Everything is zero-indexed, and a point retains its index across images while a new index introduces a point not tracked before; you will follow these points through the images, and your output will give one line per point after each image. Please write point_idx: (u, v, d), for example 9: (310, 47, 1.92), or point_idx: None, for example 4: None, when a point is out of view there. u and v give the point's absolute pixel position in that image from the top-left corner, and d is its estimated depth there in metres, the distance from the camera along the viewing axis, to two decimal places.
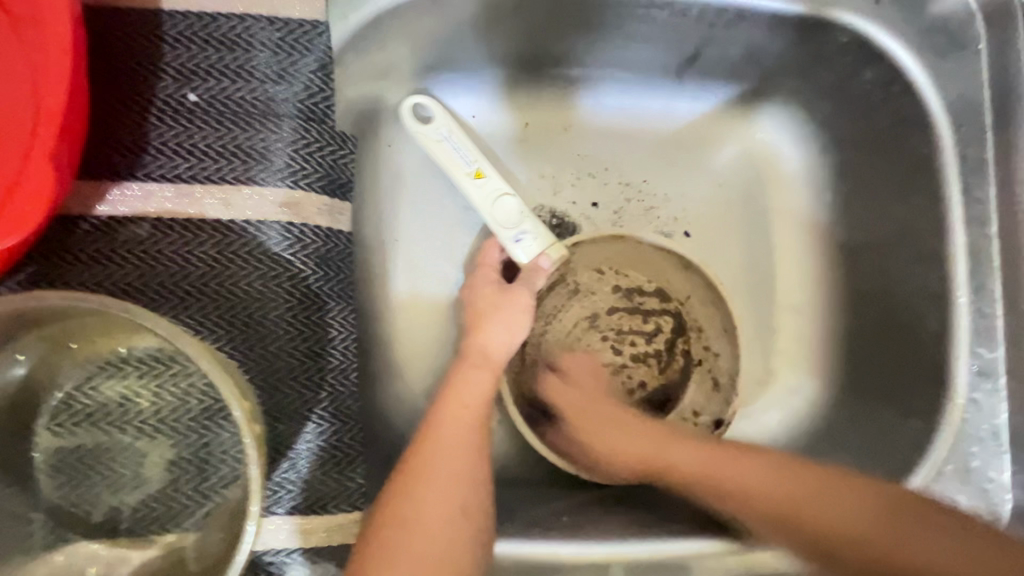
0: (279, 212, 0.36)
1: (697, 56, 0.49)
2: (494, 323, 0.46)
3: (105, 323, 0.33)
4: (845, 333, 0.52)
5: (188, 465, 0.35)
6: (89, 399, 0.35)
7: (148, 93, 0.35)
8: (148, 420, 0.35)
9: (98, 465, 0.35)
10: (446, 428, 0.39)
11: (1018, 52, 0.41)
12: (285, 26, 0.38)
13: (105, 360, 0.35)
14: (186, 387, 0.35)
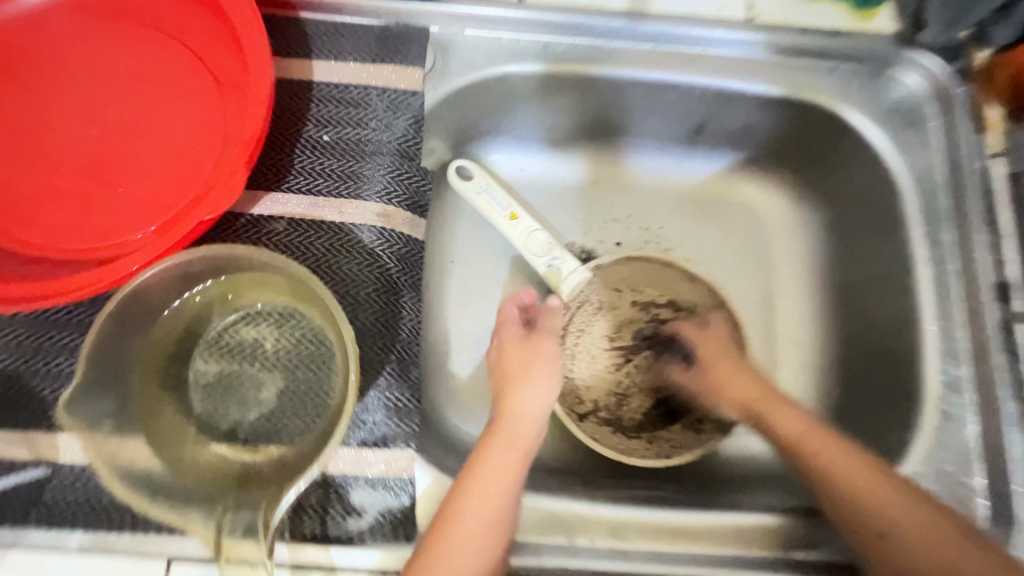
0: (375, 221, 0.49)
1: (702, 128, 0.61)
2: (525, 390, 0.49)
3: (258, 277, 0.43)
4: (838, 363, 0.58)
5: (298, 394, 0.44)
6: (231, 337, 0.45)
7: (295, 133, 0.50)
8: (271, 357, 0.45)
9: (231, 388, 0.44)
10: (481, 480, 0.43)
11: (959, 134, 0.52)
12: (393, 92, 0.52)
13: (247, 309, 0.45)
14: (302, 335, 0.45)
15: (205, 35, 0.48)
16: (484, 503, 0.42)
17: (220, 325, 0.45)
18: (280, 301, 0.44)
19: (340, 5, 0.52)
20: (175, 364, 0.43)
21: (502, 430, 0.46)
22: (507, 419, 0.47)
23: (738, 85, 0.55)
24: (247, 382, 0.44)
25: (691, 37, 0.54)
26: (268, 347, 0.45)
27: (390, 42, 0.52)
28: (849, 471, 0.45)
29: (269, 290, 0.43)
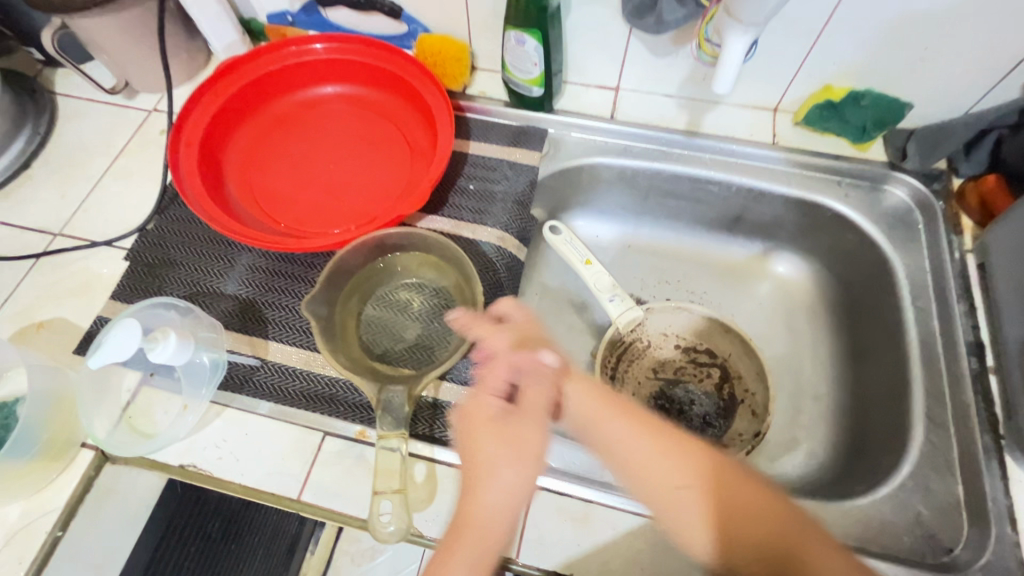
0: (495, 241, 0.71)
1: (739, 217, 0.80)
2: (490, 484, 0.43)
3: (423, 256, 0.66)
4: (849, 410, 0.69)
5: (428, 338, 0.64)
6: (392, 295, 0.66)
7: (452, 183, 0.76)
8: (415, 311, 0.65)
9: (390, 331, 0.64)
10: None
11: (936, 235, 0.68)
12: (516, 165, 0.77)
13: (406, 279, 0.67)
14: (437, 300, 0.66)
15: (411, 119, 0.77)
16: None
17: (385, 289, 0.66)
18: (431, 277, 0.67)
19: (492, 110, 0.81)
20: (354, 301, 0.64)
21: (467, 537, 0.43)
22: (467, 523, 0.43)
23: (766, 184, 0.75)
24: (398, 329, 0.65)
25: (730, 151, 0.77)
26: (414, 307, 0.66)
27: (521, 135, 0.79)
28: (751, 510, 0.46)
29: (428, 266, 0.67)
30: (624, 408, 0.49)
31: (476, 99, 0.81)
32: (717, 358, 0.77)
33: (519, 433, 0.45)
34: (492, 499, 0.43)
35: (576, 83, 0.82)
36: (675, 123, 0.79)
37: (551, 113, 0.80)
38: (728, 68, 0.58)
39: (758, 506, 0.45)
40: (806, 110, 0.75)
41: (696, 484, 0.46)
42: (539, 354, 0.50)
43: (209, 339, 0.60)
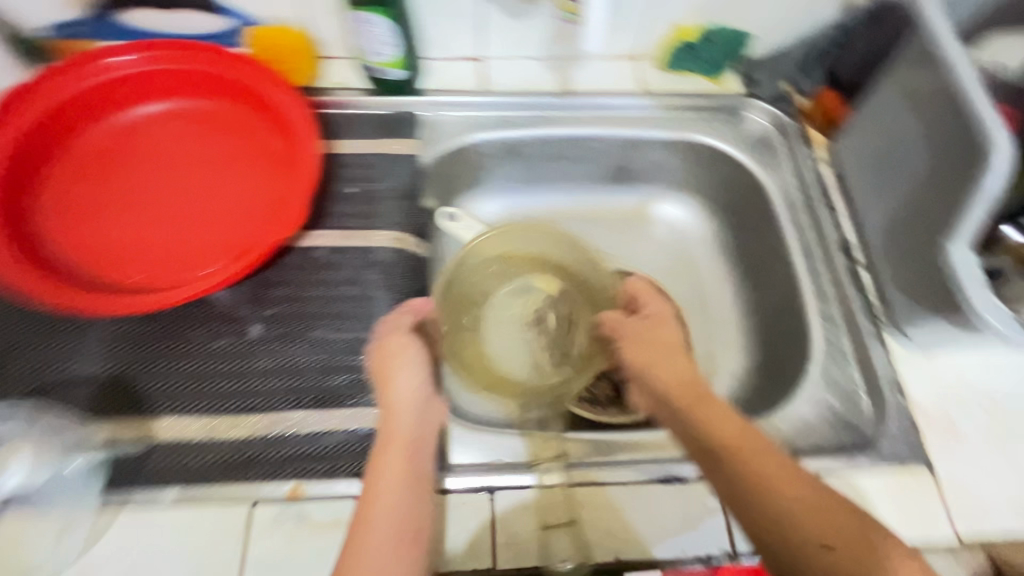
0: (393, 243, 0.66)
1: (625, 168, 0.81)
2: (399, 387, 0.52)
3: (541, 260, 0.75)
4: (755, 328, 0.75)
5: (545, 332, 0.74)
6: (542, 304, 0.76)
7: (330, 191, 0.68)
8: (540, 313, 0.75)
9: (534, 335, 0.74)
10: (383, 527, 0.44)
11: (794, 152, 0.75)
12: (396, 158, 0.71)
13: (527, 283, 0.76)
14: (551, 302, 0.75)
15: (261, 127, 0.67)
16: (400, 543, 0.44)
17: (473, 306, 0.73)
18: (528, 278, 0.76)
19: (352, 100, 0.73)
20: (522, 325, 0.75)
21: (390, 459, 0.48)
22: (388, 440, 0.49)
23: (643, 132, 0.77)
24: (550, 330, 0.73)
25: (604, 104, 0.77)
26: (569, 313, 0.74)
27: (393, 124, 0.73)
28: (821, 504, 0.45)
29: (501, 266, 0.75)
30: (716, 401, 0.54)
31: (333, 92, 0.73)
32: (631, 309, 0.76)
33: (390, 371, 0.53)
34: (398, 446, 0.49)
35: (436, 58, 0.77)
36: (546, 85, 0.77)
37: (419, 95, 0.75)
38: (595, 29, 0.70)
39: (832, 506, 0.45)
40: (664, 53, 0.77)
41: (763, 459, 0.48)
42: (651, 367, 0.61)
43: (77, 440, 0.51)
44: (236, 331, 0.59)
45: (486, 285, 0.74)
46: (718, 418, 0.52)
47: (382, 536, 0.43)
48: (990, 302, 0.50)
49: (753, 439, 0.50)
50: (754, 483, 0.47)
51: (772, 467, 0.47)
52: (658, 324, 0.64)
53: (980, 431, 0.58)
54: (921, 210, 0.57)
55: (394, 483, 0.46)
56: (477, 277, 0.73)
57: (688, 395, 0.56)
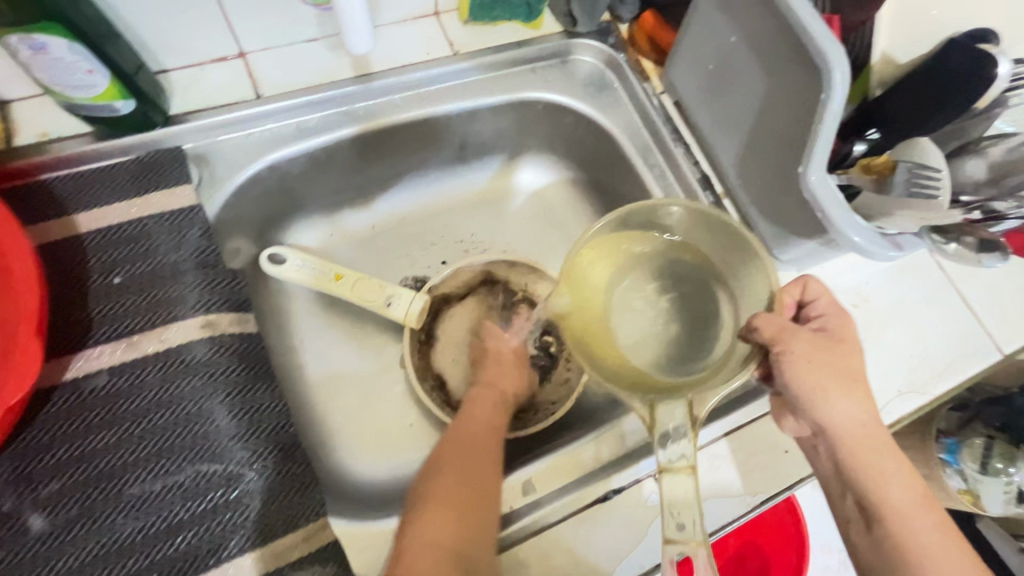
0: (202, 332, 0.50)
1: (465, 146, 0.71)
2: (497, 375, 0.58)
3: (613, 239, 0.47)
4: None
5: (648, 329, 0.47)
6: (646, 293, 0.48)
7: (84, 289, 0.49)
8: (630, 312, 0.47)
9: (625, 345, 0.45)
10: (472, 456, 0.48)
11: (631, 87, 0.69)
12: (170, 216, 0.53)
13: (618, 260, 0.48)
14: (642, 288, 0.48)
15: None
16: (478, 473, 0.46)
17: (613, 308, 0.47)
18: (625, 252, 0.48)
19: (74, 154, 0.52)
20: (633, 326, 0.47)
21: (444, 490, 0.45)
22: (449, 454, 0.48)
23: (472, 104, 0.66)
24: (656, 332, 0.47)
25: (417, 80, 0.64)
26: (668, 314, 0.48)
27: (146, 172, 0.54)
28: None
29: (601, 246, 0.47)
30: (887, 444, 0.40)
31: (39, 148, 0.52)
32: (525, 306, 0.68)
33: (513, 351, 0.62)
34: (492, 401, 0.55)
35: (177, 66, 0.57)
36: (338, 71, 0.62)
37: (172, 123, 0.55)
38: (355, 19, 0.53)
39: None
40: (466, 4, 0.65)
41: (921, 525, 0.38)
42: (829, 399, 0.40)
43: None
44: (5, 535, 0.42)
45: (625, 273, 0.48)
46: (890, 477, 0.39)
47: (464, 461, 0.47)
48: (857, 226, 0.47)
49: (920, 512, 0.39)
50: (900, 552, 0.38)
51: (936, 539, 0.38)
52: (842, 317, 0.45)
53: (858, 329, 0.60)
54: (768, 138, 0.54)
55: (481, 432, 0.51)
56: (589, 269, 0.46)
57: (870, 435, 0.40)
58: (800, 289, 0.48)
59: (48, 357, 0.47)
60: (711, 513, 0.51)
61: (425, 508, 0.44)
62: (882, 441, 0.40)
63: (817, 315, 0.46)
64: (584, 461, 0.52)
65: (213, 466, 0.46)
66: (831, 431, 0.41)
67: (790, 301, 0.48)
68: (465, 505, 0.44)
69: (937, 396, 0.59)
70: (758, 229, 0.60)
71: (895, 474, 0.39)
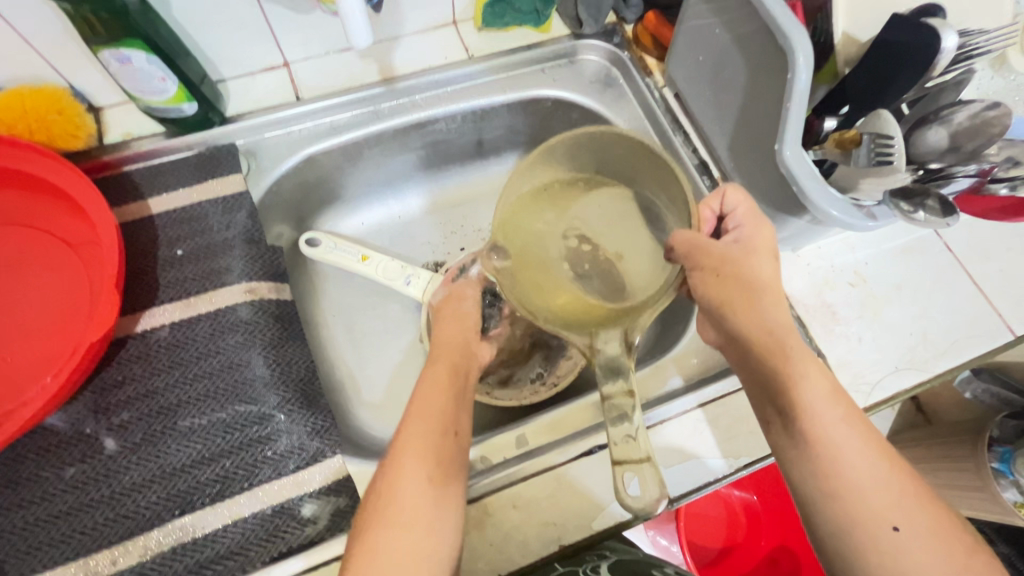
0: (245, 296, 0.59)
1: (482, 141, 0.77)
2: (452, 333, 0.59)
3: (533, 189, 0.54)
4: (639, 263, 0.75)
5: (590, 262, 0.54)
6: (579, 233, 0.56)
7: (153, 258, 0.59)
8: (569, 250, 0.55)
9: (572, 276, 0.53)
10: (415, 464, 0.46)
11: (635, 82, 0.73)
12: (224, 200, 0.63)
13: (546, 206, 0.55)
14: (573, 229, 0.56)
15: (45, 210, 0.57)
16: (421, 484, 0.45)
17: (557, 248, 0.54)
18: (551, 199, 0.55)
19: (150, 150, 0.63)
20: (577, 263, 0.54)
21: (407, 459, 0.46)
22: (410, 421, 0.49)
23: (485, 102, 0.73)
24: (596, 263, 0.54)
25: (435, 81, 0.71)
26: (606, 248, 0.55)
27: (206, 164, 0.64)
28: (868, 470, 0.42)
29: (529, 195, 0.54)
30: (804, 351, 0.45)
31: (123, 145, 0.63)
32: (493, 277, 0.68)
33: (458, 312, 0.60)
34: (435, 388, 0.51)
35: (233, 76, 0.67)
36: (367, 76, 0.70)
37: (226, 123, 0.65)
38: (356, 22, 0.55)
39: (877, 472, 0.42)
40: (480, 13, 0.72)
41: (831, 420, 0.43)
42: (731, 309, 0.48)
43: None
44: (87, 452, 0.51)
45: (561, 215, 0.55)
46: (802, 376, 0.44)
47: (406, 474, 0.45)
48: (833, 200, 0.49)
49: (830, 408, 0.43)
50: (809, 442, 0.43)
51: (842, 430, 0.43)
52: (756, 226, 0.51)
53: (855, 306, 0.61)
54: (752, 120, 0.57)
55: (424, 430, 0.48)
56: (523, 210, 0.53)
57: (769, 340, 0.46)
58: (719, 200, 0.53)
59: (125, 313, 0.57)
60: (695, 473, 0.54)
61: (373, 528, 0.44)
62: (799, 348, 0.45)
63: (733, 223, 0.52)
64: (572, 423, 0.57)
65: (249, 407, 0.54)
66: (737, 335, 0.48)
67: (710, 212, 0.54)
68: (410, 521, 0.43)
69: (940, 374, 0.58)
70: None
71: (807, 377, 0.44)
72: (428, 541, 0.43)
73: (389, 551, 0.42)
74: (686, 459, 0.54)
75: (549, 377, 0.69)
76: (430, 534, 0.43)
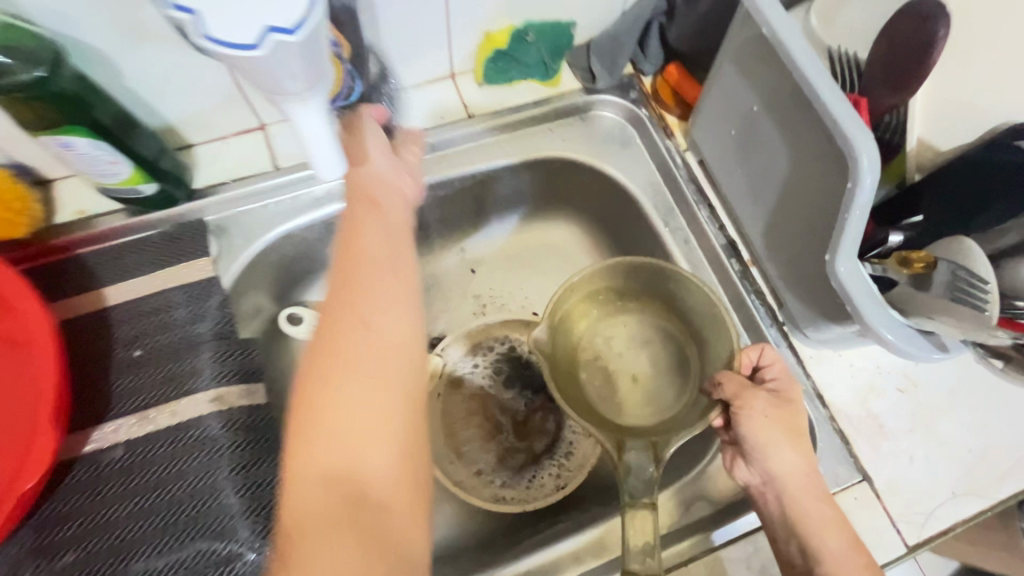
0: (211, 406, 0.51)
1: (482, 202, 0.69)
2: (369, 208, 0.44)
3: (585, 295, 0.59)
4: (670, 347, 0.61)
5: (610, 377, 0.61)
6: (605, 350, 0.62)
7: (107, 361, 0.52)
8: (594, 363, 0.61)
9: (586, 386, 0.59)
10: (374, 330, 0.36)
11: (654, 143, 0.65)
12: (190, 287, 0.55)
13: (588, 318, 0.61)
14: (604, 343, 0.62)
15: None
16: (349, 429, 0.33)
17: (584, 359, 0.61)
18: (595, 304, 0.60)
19: (108, 231, 0.56)
20: (598, 376, 0.60)
21: (319, 416, 0.34)
22: (309, 396, 0.34)
23: (487, 166, 0.65)
24: (616, 381, 0.60)
25: (430, 143, 0.64)
26: (631, 369, 0.61)
27: (170, 245, 0.56)
28: None
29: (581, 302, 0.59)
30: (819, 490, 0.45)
31: (77, 226, 0.55)
32: (508, 349, 0.68)
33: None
34: (357, 343, 0.36)
35: (202, 142, 0.60)
36: None
37: (195, 198, 0.58)
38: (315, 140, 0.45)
39: None
40: (481, 67, 0.64)
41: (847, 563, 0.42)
42: (777, 448, 0.45)
43: None
44: None
45: (599, 329, 0.62)
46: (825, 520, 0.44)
47: (368, 388, 0.34)
48: (891, 321, 0.42)
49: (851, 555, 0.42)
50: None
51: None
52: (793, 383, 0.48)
53: (904, 417, 0.53)
54: (792, 212, 0.49)
55: (398, 305, 0.38)
56: (576, 318, 0.60)
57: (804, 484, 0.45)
58: (757, 353, 0.50)
59: (73, 429, 0.49)
60: None
61: (292, 492, 0.33)
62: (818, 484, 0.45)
63: (771, 378, 0.49)
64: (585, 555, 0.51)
65: (213, 544, 0.47)
66: (776, 478, 0.45)
67: (747, 362, 0.50)
68: (368, 385, 0.35)
69: (1002, 501, 0.51)
70: (789, 306, 0.55)
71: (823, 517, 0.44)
72: (394, 427, 0.35)
73: (322, 533, 0.32)
74: None
75: (558, 474, 0.63)
76: (385, 398, 0.35)
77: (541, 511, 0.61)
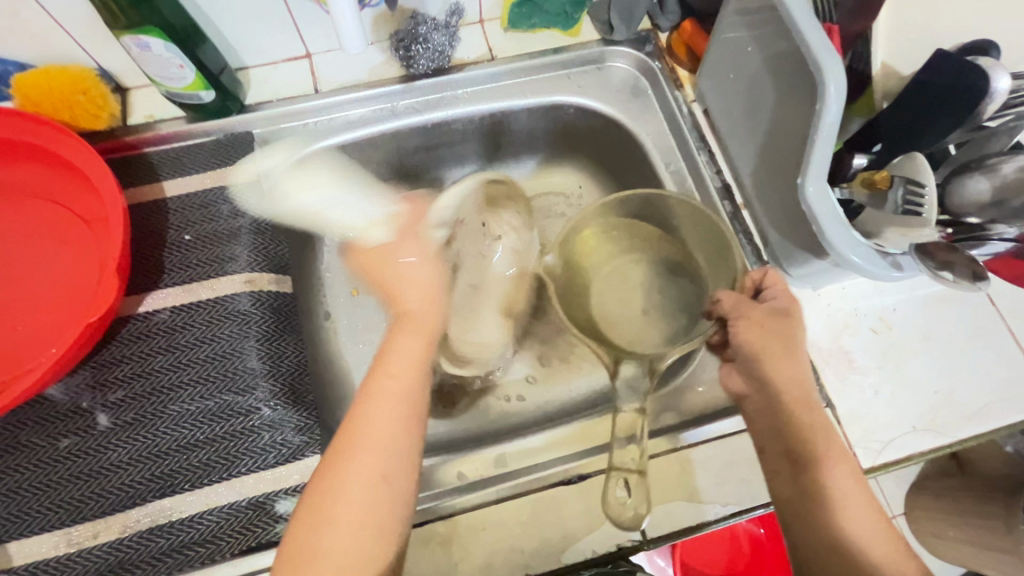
0: (245, 286, 0.59)
1: (501, 142, 0.75)
2: (407, 282, 0.54)
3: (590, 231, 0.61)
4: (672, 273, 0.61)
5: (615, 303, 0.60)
6: (614, 278, 0.62)
7: (162, 241, 0.60)
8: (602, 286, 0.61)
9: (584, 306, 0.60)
10: (390, 365, 0.48)
11: (663, 94, 0.69)
12: (236, 188, 0.63)
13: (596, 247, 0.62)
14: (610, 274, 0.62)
15: (64, 189, 0.59)
16: (372, 463, 0.43)
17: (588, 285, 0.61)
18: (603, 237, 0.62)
19: (169, 134, 0.64)
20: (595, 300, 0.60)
21: (351, 444, 0.44)
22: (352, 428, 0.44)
23: (505, 105, 0.70)
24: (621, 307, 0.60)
25: (452, 80, 0.69)
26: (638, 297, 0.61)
27: (221, 150, 0.64)
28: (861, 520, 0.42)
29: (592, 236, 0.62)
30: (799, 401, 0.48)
31: (143, 128, 0.64)
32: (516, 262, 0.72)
33: (410, 266, 0.55)
34: (394, 402, 0.46)
35: (253, 65, 0.68)
36: (387, 72, 0.69)
37: (245, 112, 0.66)
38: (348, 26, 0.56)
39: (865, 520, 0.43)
40: (506, 13, 0.70)
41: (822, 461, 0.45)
42: (768, 358, 0.48)
43: None
44: (81, 425, 0.53)
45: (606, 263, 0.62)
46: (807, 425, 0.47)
47: (385, 416, 0.45)
48: (852, 243, 0.46)
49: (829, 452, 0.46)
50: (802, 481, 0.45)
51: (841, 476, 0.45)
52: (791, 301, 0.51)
53: (875, 356, 0.56)
54: (780, 148, 0.53)
55: (406, 342, 0.50)
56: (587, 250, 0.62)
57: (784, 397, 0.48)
58: (760, 275, 0.53)
59: (130, 293, 0.58)
60: (677, 514, 0.51)
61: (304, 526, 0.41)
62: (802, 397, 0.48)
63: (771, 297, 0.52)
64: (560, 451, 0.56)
65: (236, 397, 0.55)
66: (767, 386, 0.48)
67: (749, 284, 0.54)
68: (388, 435, 0.44)
69: (961, 441, 0.53)
70: (773, 243, 0.59)
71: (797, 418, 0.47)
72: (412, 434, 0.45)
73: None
74: (670, 498, 0.52)
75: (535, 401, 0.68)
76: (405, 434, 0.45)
77: (528, 420, 0.66)
